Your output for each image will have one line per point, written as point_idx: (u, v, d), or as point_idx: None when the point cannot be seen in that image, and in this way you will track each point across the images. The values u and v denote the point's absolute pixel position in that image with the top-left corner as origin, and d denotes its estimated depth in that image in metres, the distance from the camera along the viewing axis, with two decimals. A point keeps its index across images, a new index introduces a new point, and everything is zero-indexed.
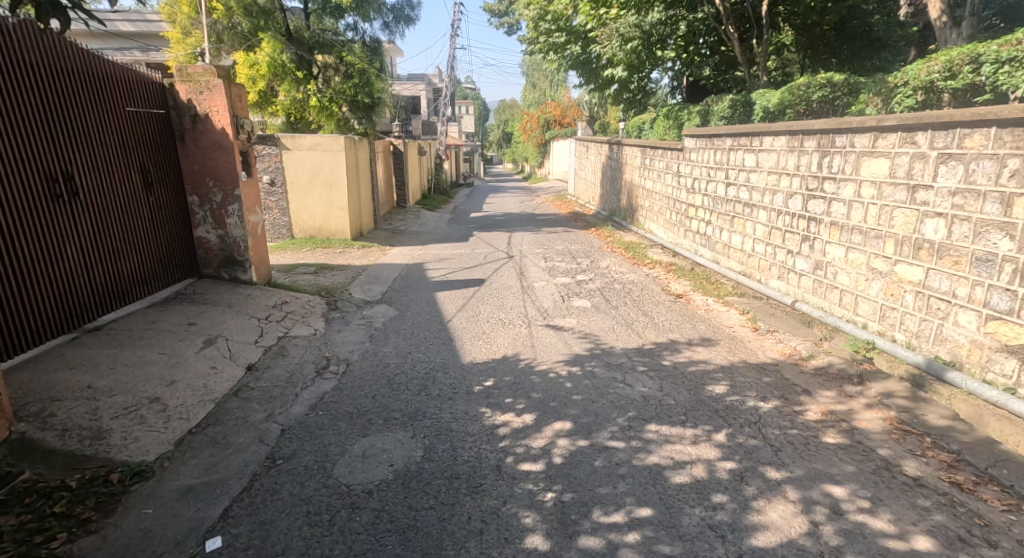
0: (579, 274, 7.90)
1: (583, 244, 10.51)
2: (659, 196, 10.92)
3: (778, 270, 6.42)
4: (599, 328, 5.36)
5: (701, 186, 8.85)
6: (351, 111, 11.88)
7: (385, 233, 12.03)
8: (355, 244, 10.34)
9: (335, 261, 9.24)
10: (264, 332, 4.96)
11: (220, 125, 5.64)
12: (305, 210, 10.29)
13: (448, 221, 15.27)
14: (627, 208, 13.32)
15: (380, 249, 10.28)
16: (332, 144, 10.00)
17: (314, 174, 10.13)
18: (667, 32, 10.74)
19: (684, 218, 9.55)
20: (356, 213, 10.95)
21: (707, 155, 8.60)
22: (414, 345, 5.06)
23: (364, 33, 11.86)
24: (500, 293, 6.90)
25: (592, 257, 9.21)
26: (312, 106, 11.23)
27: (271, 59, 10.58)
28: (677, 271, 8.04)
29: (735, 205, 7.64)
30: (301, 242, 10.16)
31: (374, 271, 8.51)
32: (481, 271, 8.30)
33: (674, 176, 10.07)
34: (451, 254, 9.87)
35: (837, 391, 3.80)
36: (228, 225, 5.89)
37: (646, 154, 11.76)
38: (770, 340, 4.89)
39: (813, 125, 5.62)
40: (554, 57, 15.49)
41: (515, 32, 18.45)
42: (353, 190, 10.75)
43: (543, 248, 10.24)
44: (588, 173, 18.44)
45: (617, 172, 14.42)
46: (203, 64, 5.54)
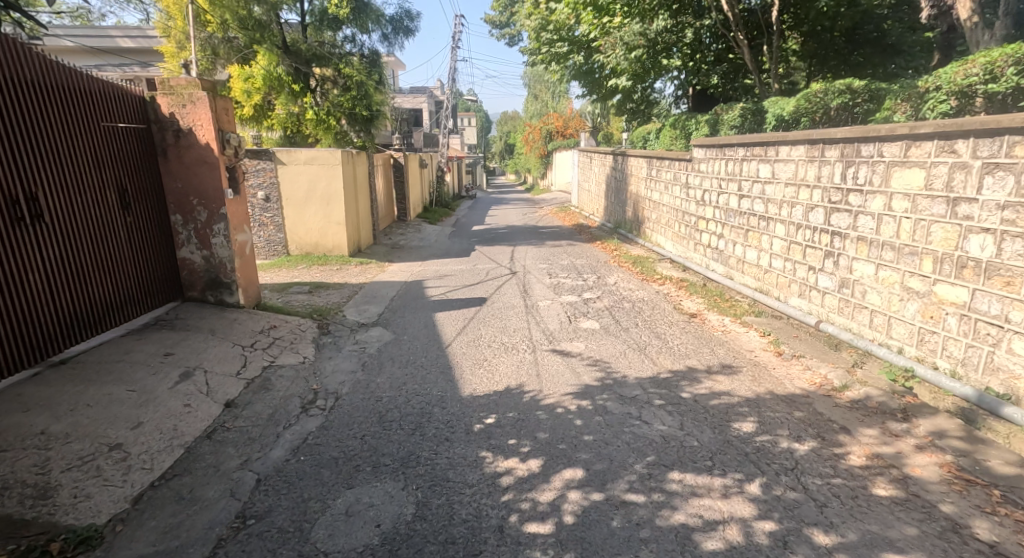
0: (586, 291, 7.51)
1: (589, 259, 10.14)
2: (666, 208, 10.57)
3: (799, 287, 6.03)
4: (610, 354, 4.97)
5: (712, 197, 8.48)
6: (350, 124, 11.58)
7: (384, 249, 11.69)
8: (352, 261, 9.99)
9: (331, 279, 8.88)
10: (247, 362, 4.58)
11: (204, 140, 5.32)
12: (301, 227, 9.96)
13: (450, 235, 14.94)
14: (633, 220, 12.97)
15: (378, 266, 9.93)
16: (329, 157, 9.70)
17: (311, 189, 9.81)
18: (672, 39, 10.47)
19: (694, 231, 9.18)
20: (355, 228, 10.62)
21: (718, 165, 8.24)
22: (410, 374, 4.68)
23: (363, 45, 11.58)
24: (502, 314, 6.52)
25: (599, 272, 8.82)
26: (310, 119, 10.94)
27: (266, 73, 10.32)
28: (689, 288, 7.65)
29: (749, 218, 7.26)
30: (297, 259, 9.82)
31: (371, 290, 8.15)
32: (483, 289, 7.93)
33: (683, 187, 9.71)
34: (452, 270, 9.51)
35: (880, 429, 3.41)
36: (214, 246, 5.54)
37: (653, 165, 11.40)
38: (797, 368, 4.48)
39: (836, 133, 5.26)
40: (556, 67, 15.28)
41: (516, 43, 18.19)
42: (352, 205, 10.43)
43: (547, 263, 9.86)
44: (592, 185, 18.12)
45: (622, 183, 14.09)
46: (186, 75, 5.22)
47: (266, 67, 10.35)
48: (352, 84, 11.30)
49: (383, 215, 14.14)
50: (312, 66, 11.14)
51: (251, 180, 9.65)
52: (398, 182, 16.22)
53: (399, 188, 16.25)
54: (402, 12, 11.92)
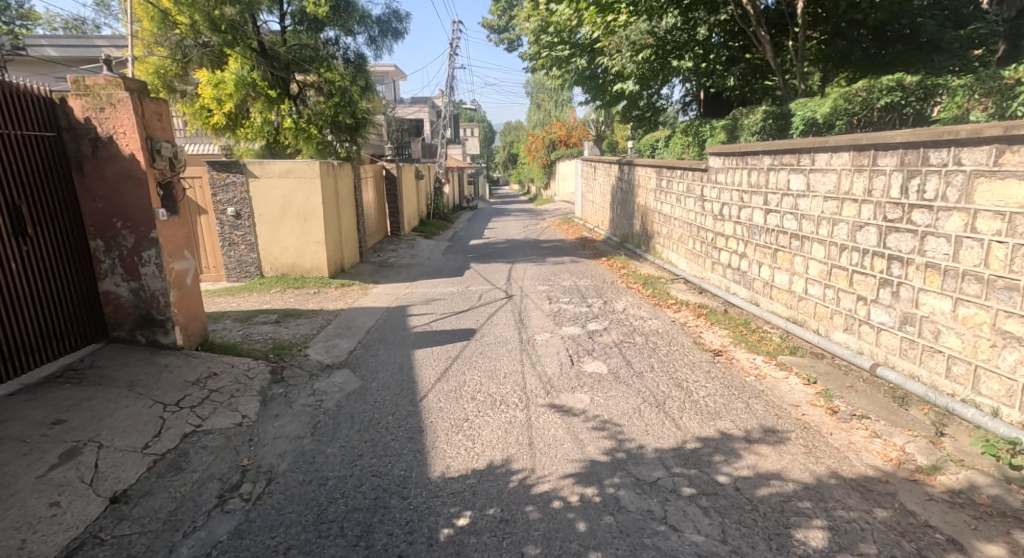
0: (591, 321, 6.56)
1: (593, 279, 9.20)
2: (678, 223, 9.65)
3: (844, 321, 5.07)
4: (620, 412, 4.01)
5: (732, 212, 7.53)
6: (333, 134, 10.72)
7: (371, 268, 10.80)
8: (332, 285, 9.09)
9: (306, 306, 7.97)
10: (163, 428, 3.62)
11: (129, 150, 4.42)
12: (276, 246, 9.09)
13: (446, 250, 14.03)
14: (640, 234, 12.04)
15: (362, 290, 9.03)
16: (307, 170, 8.86)
17: (286, 206, 8.96)
18: (684, 38, 9.60)
19: (711, 249, 8.23)
20: (337, 247, 9.76)
21: (739, 176, 7.29)
22: (371, 442, 3.74)
23: (349, 47, 10.77)
24: (494, 351, 5.58)
25: (605, 296, 7.86)
26: (289, 128, 10.07)
27: (238, 77, 9.50)
28: (709, 316, 6.70)
29: (777, 236, 6.32)
30: (271, 282, 8.93)
31: (347, 320, 7.23)
32: (474, 318, 7.00)
33: (697, 200, 8.78)
34: (442, 293, 8.61)
35: (1006, 547, 2.45)
36: (143, 276, 4.63)
37: (663, 175, 10.48)
38: (860, 434, 3.51)
39: (893, 137, 4.33)
40: (558, 72, 14.51)
41: (516, 48, 17.27)
42: (333, 221, 9.57)
43: (547, 284, 8.92)
44: (596, 196, 17.23)
45: (629, 195, 13.19)
46: (106, 73, 4.34)
47: (238, 71, 9.55)
48: (335, 90, 10.49)
49: (373, 230, 13.26)
50: (292, 71, 10.30)
51: (220, 196, 8.76)
52: (391, 195, 15.33)
53: (392, 201, 15.37)
54: (389, 13, 11.12)
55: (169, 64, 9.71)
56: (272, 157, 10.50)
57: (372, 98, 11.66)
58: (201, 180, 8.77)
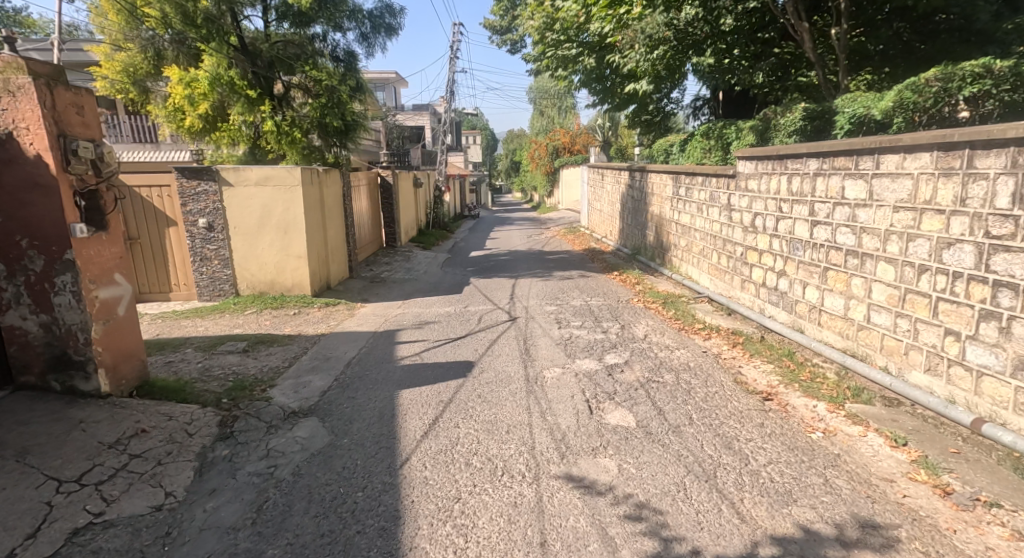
0: (608, 351, 5.62)
1: (606, 298, 8.29)
2: (699, 235, 8.76)
3: (925, 359, 4.14)
4: (659, 491, 3.07)
5: (767, 223, 6.61)
6: (321, 138, 9.85)
7: (361, 285, 9.90)
8: (315, 305, 8.19)
9: (283, 330, 7.06)
10: (44, 522, 2.76)
11: (35, 150, 3.52)
12: (254, 261, 8.18)
13: (445, 263, 13.13)
14: (654, 245, 11.14)
15: (348, 310, 8.12)
16: (288, 177, 7.99)
17: (264, 216, 8.07)
18: (706, 30, 8.74)
19: (741, 265, 7.31)
20: (322, 262, 8.87)
21: (777, 182, 6.37)
22: (328, 537, 2.80)
23: (338, 43, 9.92)
24: (495, 393, 4.65)
25: (622, 319, 6.93)
26: (271, 131, 9.17)
27: (213, 75, 8.61)
28: (745, 346, 5.76)
29: (826, 252, 5.41)
30: (247, 302, 8.02)
31: (327, 348, 6.31)
32: (474, 346, 6.09)
33: (722, 210, 7.87)
34: (438, 315, 7.71)
35: None
36: (56, 308, 3.71)
37: (681, 182, 9.58)
38: (998, 535, 2.60)
39: (1008, 133, 3.44)
40: (564, 72, 13.69)
41: (519, 49, 16.47)
42: (317, 233, 8.68)
43: (555, 304, 8.00)
44: (604, 205, 16.34)
45: (640, 204, 12.31)
46: (4, 53, 3.45)
47: (212, 68, 8.66)
48: (321, 89, 9.64)
49: (365, 242, 12.38)
50: (275, 70, 9.44)
51: (190, 206, 7.87)
52: (386, 204, 14.46)
53: (387, 210, 14.48)
54: (382, 8, 10.27)
55: (139, 62, 8.90)
56: (255, 163, 9.59)
57: (363, 99, 10.79)
58: (171, 190, 7.86)
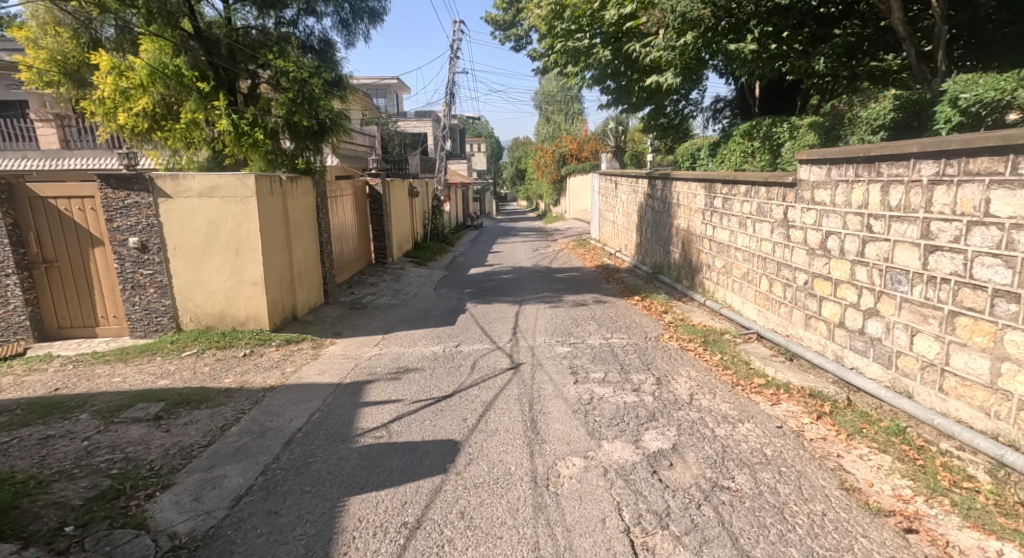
0: (646, 427, 4.09)
1: (631, 335, 6.80)
2: (742, 255, 7.29)
3: None
4: None
5: (845, 246, 5.09)
6: (290, 140, 8.37)
7: (337, 314, 8.42)
8: (273, 343, 6.70)
9: (224, 380, 5.57)
10: None
11: None
12: (199, 289, 6.70)
13: (441, 282, 11.66)
14: (682, 265, 9.69)
15: (313, 350, 6.63)
16: (241, 187, 6.54)
17: (211, 234, 6.60)
18: (751, 8, 7.28)
19: (805, 297, 5.80)
20: (287, 288, 7.43)
21: (861, 194, 4.85)
22: None
23: (312, 30, 8.55)
24: (486, 511, 3.10)
25: (656, 369, 5.42)
26: (229, 132, 7.77)
27: (154, 64, 7.17)
28: (832, 416, 4.21)
29: (951, 289, 3.89)
30: (189, 339, 6.54)
31: (270, 410, 4.80)
32: (466, 411, 4.59)
33: (777, 226, 6.36)
34: (425, 359, 6.21)
35: None
36: None
37: (717, 192, 8.11)
38: None
39: None
40: (574, 68, 12.27)
41: (524, 46, 15.06)
42: (280, 254, 7.24)
43: (568, 343, 6.52)
44: (618, 216, 14.84)
45: (663, 217, 10.86)
46: None
47: (154, 55, 7.25)
48: (290, 83, 8.02)
49: (347, 260, 10.92)
50: (237, 60, 8.04)
51: (118, 221, 6.41)
52: (375, 216, 13.01)
53: (376, 223, 13.03)
54: None
55: (70, 49, 7.47)
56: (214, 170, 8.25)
57: (343, 96, 9.32)
58: (95, 203, 6.45)
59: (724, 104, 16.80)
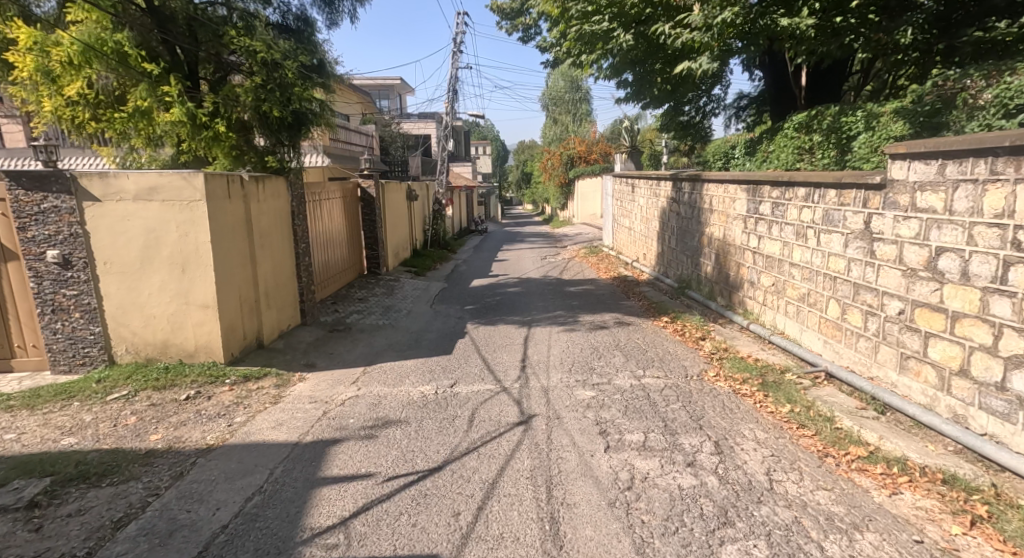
0: (718, 538, 2.82)
1: (668, 373, 5.56)
2: (802, 274, 6.04)
3: None
4: None
5: (971, 267, 3.79)
6: (261, 133, 7.14)
7: (315, 339, 7.17)
8: (226, 381, 5.44)
9: (150, 437, 4.31)
10: None
11: None
12: (137, 313, 5.45)
13: (441, 296, 10.41)
14: (717, 280, 8.44)
15: (275, 392, 5.38)
16: (187, 189, 5.29)
17: (152, 246, 5.36)
18: None
19: (900, 332, 4.51)
20: (249, 310, 6.19)
21: (1000, 197, 3.57)
22: None
23: (289, 7, 7.36)
24: None
25: (710, 428, 4.17)
26: (184, 123, 6.56)
27: (89, 40, 5.96)
28: (991, 520, 2.90)
29: None
30: (122, 375, 5.29)
31: (193, 490, 3.52)
32: (461, 498, 3.32)
33: (854, 240, 5.10)
34: (413, 405, 4.95)
35: None
36: None
37: (765, 196, 6.88)
38: None
39: None
40: (589, 57, 11.06)
41: (533, 37, 13.88)
42: (240, 270, 5.98)
43: (592, 382, 5.28)
44: (635, 222, 13.58)
45: (691, 224, 9.63)
46: None
47: (91, 29, 6.05)
48: (257, 66, 6.80)
49: (333, 272, 9.69)
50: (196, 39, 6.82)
51: (33, 230, 5.20)
52: (368, 222, 11.79)
53: (368, 229, 11.81)
54: None
55: None
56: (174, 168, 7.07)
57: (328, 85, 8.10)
58: (6, 208, 5.26)
59: (748, 100, 15.50)
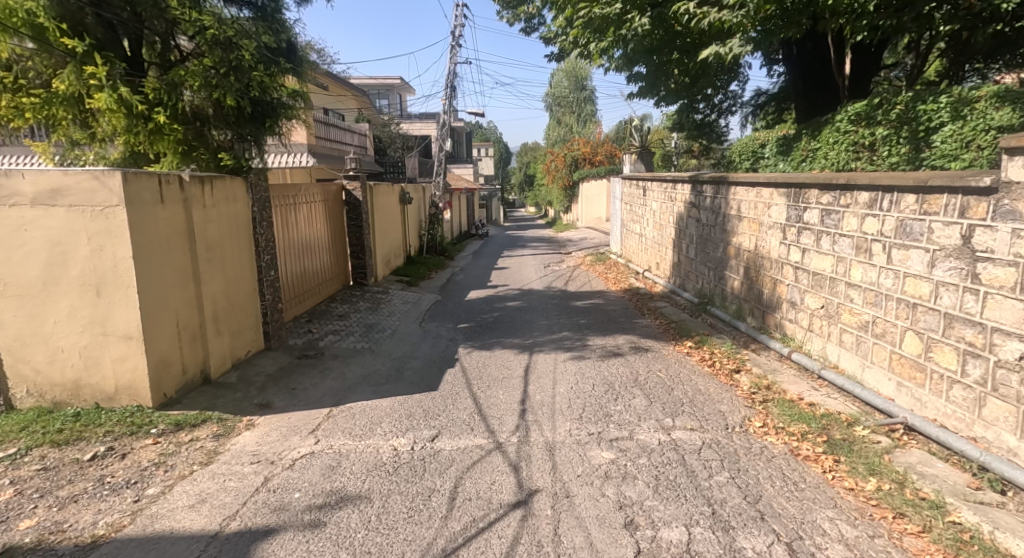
0: None
1: (704, 422, 4.48)
2: (865, 297, 4.95)
3: None
4: None
5: None
6: (217, 125, 6.12)
7: (277, 369, 6.08)
8: (151, 432, 4.35)
9: (20, 524, 3.22)
10: None
11: None
12: (41, 345, 4.40)
13: (433, 312, 9.33)
14: (748, 297, 7.36)
15: (211, 446, 4.28)
16: (101, 192, 4.22)
17: (58, 263, 4.32)
18: None
19: (1021, 384, 3.39)
20: (190, 339, 5.10)
21: None
22: None
23: None
24: None
25: (775, 519, 3.08)
26: (121, 115, 5.44)
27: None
28: None
29: None
30: (20, 425, 4.23)
31: None
32: None
33: (944, 257, 4.02)
34: (383, 471, 3.86)
35: None
36: None
37: (813, 202, 5.80)
38: None
39: None
40: (598, 46, 10.01)
41: (536, 27, 12.87)
42: (176, 291, 4.90)
43: (610, 437, 4.20)
44: (647, 229, 12.48)
45: (714, 232, 8.54)
46: None
47: None
48: (207, 45, 5.75)
49: (309, 285, 8.60)
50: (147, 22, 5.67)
51: None
52: (354, 227, 10.73)
53: (355, 236, 10.74)
54: None
55: None
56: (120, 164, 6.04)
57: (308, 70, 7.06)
58: None
59: (766, 97, 14.42)
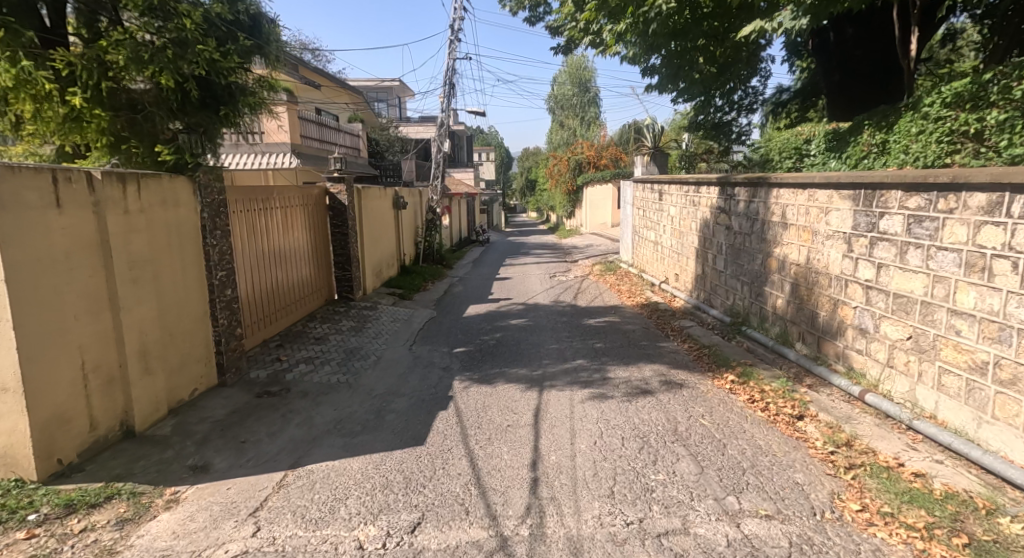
0: None
1: (780, 500, 3.34)
2: (982, 329, 3.80)
3: None
4: None
5: None
6: (160, 116, 4.94)
7: (228, 413, 4.89)
8: (28, 519, 3.17)
9: None
10: None
11: None
12: None
13: (426, 332, 8.15)
14: (797, 320, 6.21)
15: (108, 540, 3.11)
16: None
17: None
18: None
19: None
20: (103, 384, 3.92)
21: None
22: None
23: None
24: None
25: None
26: (26, 93, 4.33)
27: None
28: None
29: None
30: None
31: None
32: None
33: None
34: None
35: None
36: None
37: (895, 208, 4.66)
38: None
39: None
40: (612, 32, 8.88)
41: (541, 16, 11.82)
42: (82, 322, 3.75)
43: (657, 532, 3.05)
44: (664, 236, 11.33)
45: (751, 242, 7.40)
46: None
47: None
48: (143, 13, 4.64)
49: (281, 302, 7.44)
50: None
51: None
52: (339, 235, 9.58)
53: (340, 246, 9.59)
54: None
55: None
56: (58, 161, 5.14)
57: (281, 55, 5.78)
58: None
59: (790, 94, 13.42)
